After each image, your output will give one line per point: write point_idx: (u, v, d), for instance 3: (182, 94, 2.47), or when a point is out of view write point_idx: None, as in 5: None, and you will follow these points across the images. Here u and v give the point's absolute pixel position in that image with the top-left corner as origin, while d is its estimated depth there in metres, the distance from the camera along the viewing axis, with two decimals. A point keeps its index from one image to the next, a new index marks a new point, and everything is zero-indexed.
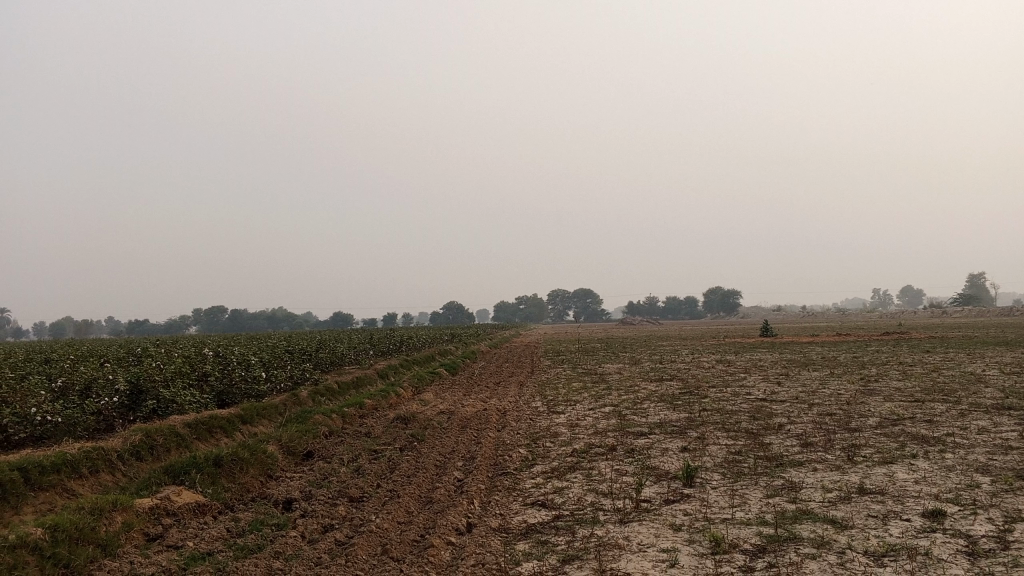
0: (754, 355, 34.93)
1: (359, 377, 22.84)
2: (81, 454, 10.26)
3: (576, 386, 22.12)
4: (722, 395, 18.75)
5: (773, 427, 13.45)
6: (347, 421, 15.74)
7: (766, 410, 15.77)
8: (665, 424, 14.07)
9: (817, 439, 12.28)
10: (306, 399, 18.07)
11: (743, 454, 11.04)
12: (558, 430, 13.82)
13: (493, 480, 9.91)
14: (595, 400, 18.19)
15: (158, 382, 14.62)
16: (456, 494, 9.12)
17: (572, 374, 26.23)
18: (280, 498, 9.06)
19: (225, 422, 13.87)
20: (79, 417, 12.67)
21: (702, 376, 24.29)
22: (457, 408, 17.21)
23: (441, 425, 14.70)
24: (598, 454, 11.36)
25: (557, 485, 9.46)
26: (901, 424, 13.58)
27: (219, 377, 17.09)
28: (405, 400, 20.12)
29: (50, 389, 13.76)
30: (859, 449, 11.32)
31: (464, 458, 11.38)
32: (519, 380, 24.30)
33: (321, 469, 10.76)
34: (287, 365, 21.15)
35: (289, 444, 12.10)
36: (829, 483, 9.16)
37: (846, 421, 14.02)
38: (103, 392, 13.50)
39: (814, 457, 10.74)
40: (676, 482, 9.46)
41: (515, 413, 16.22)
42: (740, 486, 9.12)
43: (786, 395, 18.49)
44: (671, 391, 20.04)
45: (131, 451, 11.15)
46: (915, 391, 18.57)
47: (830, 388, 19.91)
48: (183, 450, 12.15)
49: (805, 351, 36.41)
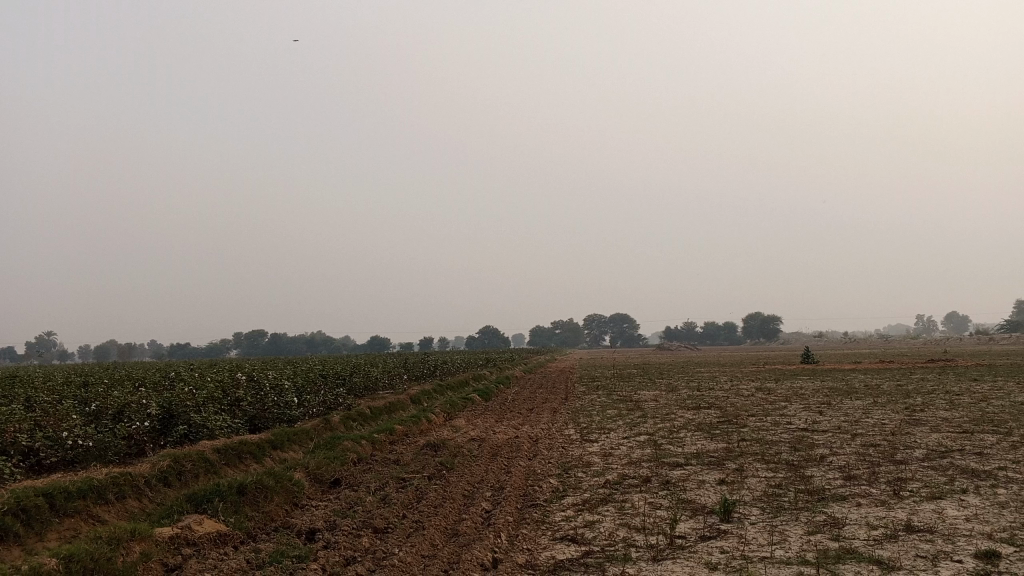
0: (794, 382, 34.14)
1: (393, 403, 22.71)
2: (108, 480, 10.17)
3: (611, 413, 21.76)
4: (762, 424, 18.24)
5: (814, 459, 12.99)
6: (378, 447, 15.56)
7: (808, 440, 15.27)
8: (702, 454, 13.67)
9: (861, 471, 11.80)
10: (338, 425, 17.95)
11: (784, 488, 10.62)
12: (590, 460, 13.50)
13: (521, 511, 9.62)
14: (629, 428, 17.80)
15: (190, 406, 14.57)
16: (483, 527, 8.85)
17: (608, 401, 25.81)
18: (303, 528, 8.87)
19: (255, 448, 13.78)
20: (111, 442, 12.63)
21: (741, 405, 23.76)
22: (489, 435, 16.94)
23: (472, 453, 14.44)
24: (631, 486, 11.02)
25: (588, 519, 9.14)
26: (949, 457, 13.02)
27: (251, 402, 17.02)
28: (436, 426, 19.90)
29: (83, 413, 13.75)
30: (905, 483, 10.82)
31: (493, 488, 11.11)
32: (553, 407, 23.99)
33: (346, 498, 10.56)
34: (320, 390, 21.08)
35: (316, 472, 11.94)
36: (874, 520, 8.73)
37: (892, 453, 13.49)
38: (135, 416, 13.47)
39: (858, 492, 10.28)
40: (713, 517, 9.09)
41: (547, 441, 15.91)
42: (780, 522, 8.72)
43: (828, 424, 17.95)
44: (708, 419, 19.58)
45: (159, 476, 11.06)
46: (964, 421, 17.91)
47: (874, 417, 19.31)
48: (211, 476, 12.03)
49: (847, 379, 35.58)
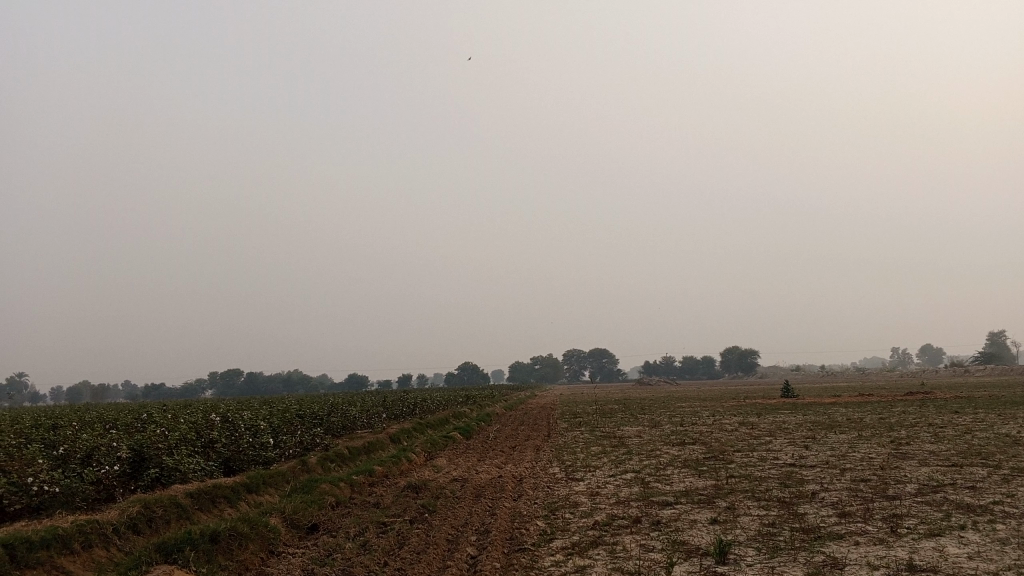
0: (776, 417, 33.84)
1: (371, 443, 22.20)
2: (74, 528, 9.68)
3: (594, 449, 21.39)
4: (748, 460, 17.94)
5: (805, 495, 12.71)
6: (357, 490, 15.09)
7: (797, 476, 15.00)
8: (691, 493, 13.36)
9: (854, 507, 11.55)
10: (315, 466, 17.45)
11: (778, 526, 10.32)
12: (577, 499, 13.13)
13: (509, 556, 9.24)
14: (614, 466, 17.43)
15: (162, 449, 14.05)
16: (469, 574, 8.45)
17: (591, 438, 25.41)
18: None
19: (229, 492, 13.29)
20: (79, 487, 12.09)
21: (725, 440, 23.49)
22: (471, 475, 16.54)
23: (454, 494, 14.03)
24: (621, 527, 10.66)
25: (579, 563, 8.78)
26: (942, 491, 12.79)
27: (226, 444, 16.49)
28: (416, 467, 19.41)
29: (50, 456, 13.21)
30: (901, 520, 10.55)
31: (479, 532, 10.69)
32: (535, 445, 23.58)
33: (325, 544, 10.11)
34: (297, 431, 20.56)
35: (292, 517, 11.48)
36: (875, 560, 8.43)
37: (884, 488, 13.25)
38: (104, 460, 12.96)
39: (855, 530, 9.99)
40: (708, 559, 8.76)
41: (531, 481, 15.54)
42: (779, 563, 8.40)
43: (815, 459, 17.68)
44: (694, 455, 19.27)
45: (128, 524, 10.56)
46: (951, 455, 17.73)
47: (860, 451, 19.09)
48: (183, 522, 11.53)
49: (829, 412, 35.53)
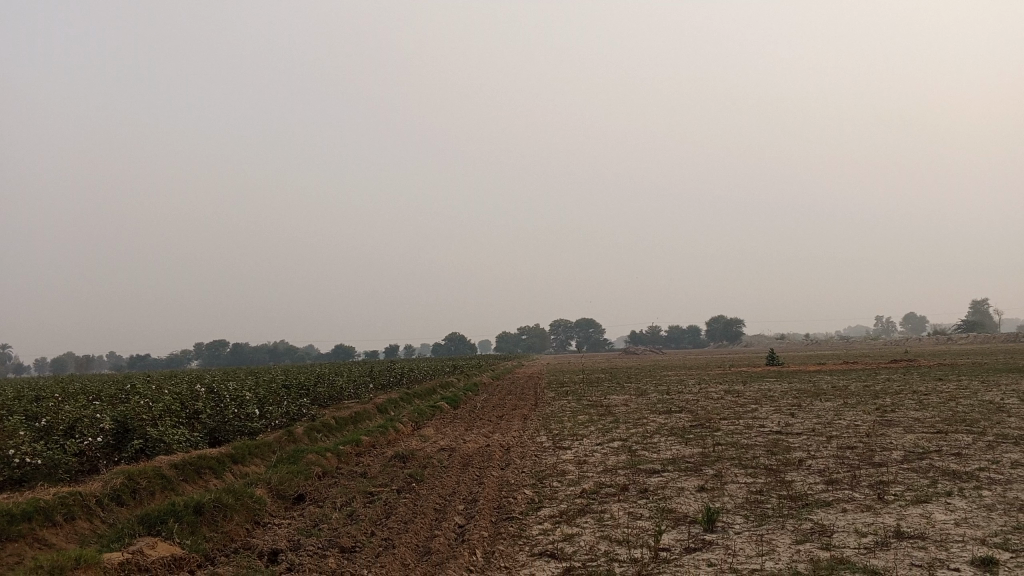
0: (762, 385, 33.96)
1: (358, 413, 22.12)
2: (56, 500, 9.54)
3: (581, 418, 21.40)
4: (735, 428, 17.96)
5: (793, 463, 12.72)
6: (343, 459, 15.02)
7: (783, 444, 15.02)
8: (678, 460, 13.34)
9: (841, 474, 11.56)
10: (301, 436, 17.37)
11: (765, 493, 10.32)
12: (565, 468, 13.11)
13: (497, 526, 9.18)
14: (602, 434, 17.42)
15: (146, 421, 13.90)
16: (456, 543, 8.38)
17: (578, 406, 25.44)
18: (264, 549, 8.34)
19: (215, 462, 13.20)
20: (62, 459, 11.94)
21: (712, 408, 23.55)
22: (458, 444, 16.49)
23: (441, 464, 13.99)
24: (609, 495, 10.64)
25: (567, 532, 8.73)
26: (928, 458, 12.82)
27: (211, 414, 16.36)
28: (404, 436, 19.36)
29: (32, 428, 13.02)
30: (888, 486, 10.57)
31: (466, 501, 10.64)
32: (522, 414, 23.55)
33: (311, 515, 10.03)
34: (283, 401, 20.45)
35: (278, 488, 11.39)
36: (863, 527, 8.42)
37: (870, 455, 13.28)
38: (87, 431, 12.80)
39: (842, 497, 9.99)
40: (696, 527, 8.71)
41: (519, 449, 15.51)
42: (767, 531, 8.38)
43: (801, 427, 17.71)
44: (681, 423, 19.30)
45: (111, 495, 10.44)
46: (936, 421, 17.80)
47: (846, 419, 19.17)
48: (168, 494, 11.42)
49: (814, 380, 35.77)
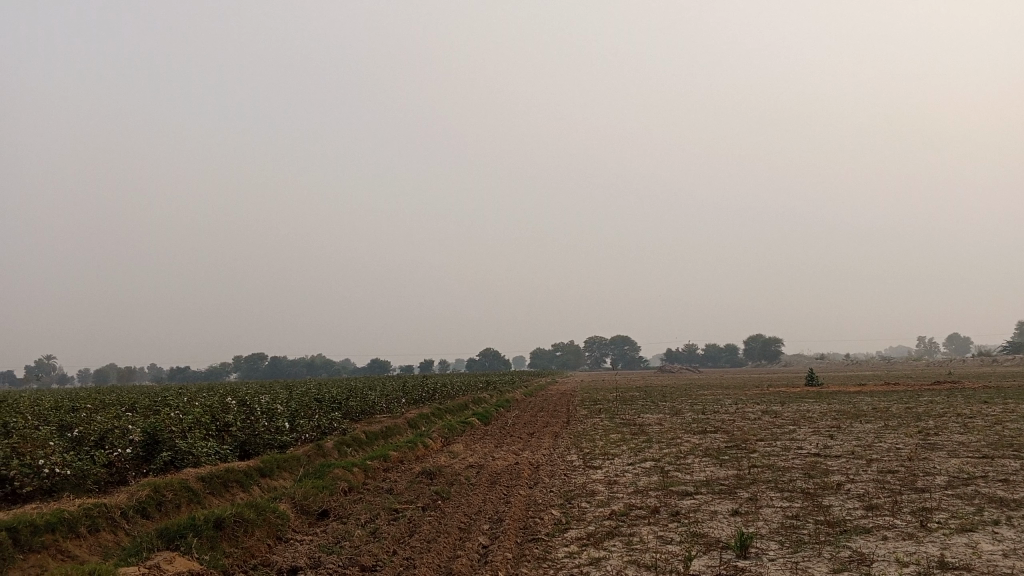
0: (801, 405, 33.27)
1: (389, 428, 22.00)
2: (81, 512, 9.49)
3: (614, 437, 21.06)
4: (771, 449, 17.53)
5: (830, 487, 12.31)
6: (371, 475, 14.88)
7: (821, 467, 14.59)
8: (712, 482, 12.99)
9: (881, 500, 11.13)
10: (331, 450, 17.29)
11: (801, 519, 9.95)
12: (594, 488, 12.83)
13: (521, 547, 8.94)
14: (634, 454, 17.10)
15: (176, 432, 13.87)
16: (479, 565, 8.16)
17: (611, 425, 25.09)
18: (284, 566, 8.19)
19: (242, 475, 13.13)
20: (91, 470, 11.93)
21: (749, 429, 23.03)
22: (487, 462, 16.28)
23: (469, 481, 13.79)
24: (638, 517, 10.34)
25: (593, 555, 8.46)
26: (973, 484, 12.34)
27: (241, 427, 16.34)
28: (433, 452, 19.19)
29: (63, 439, 13.07)
30: (931, 514, 10.14)
31: (491, 520, 10.43)
32: (554, 432, 23.25)
33: (334, 531, 9.86)
34: (315, 415, 20.40)
35: (303, 503, 11.26)
36: (904, 556, 8.04)
37: (912, 480, 12.81)
38: (116, 443, 12.82)
39: (883, 524, 9.59)
40: (728, 553, 8.39)
41: (548, 468, 15.26)
42: (802, 559, 8.03)
43: (840, 450, 17.22)
44: (715, 444, 18.88)
45: (137, 508, 10.38)
46: (981, 446, 17.21)
47: (887, 442, 18.61)
48: (194, 506, 11.35)
49: (854, 401, 34.95)
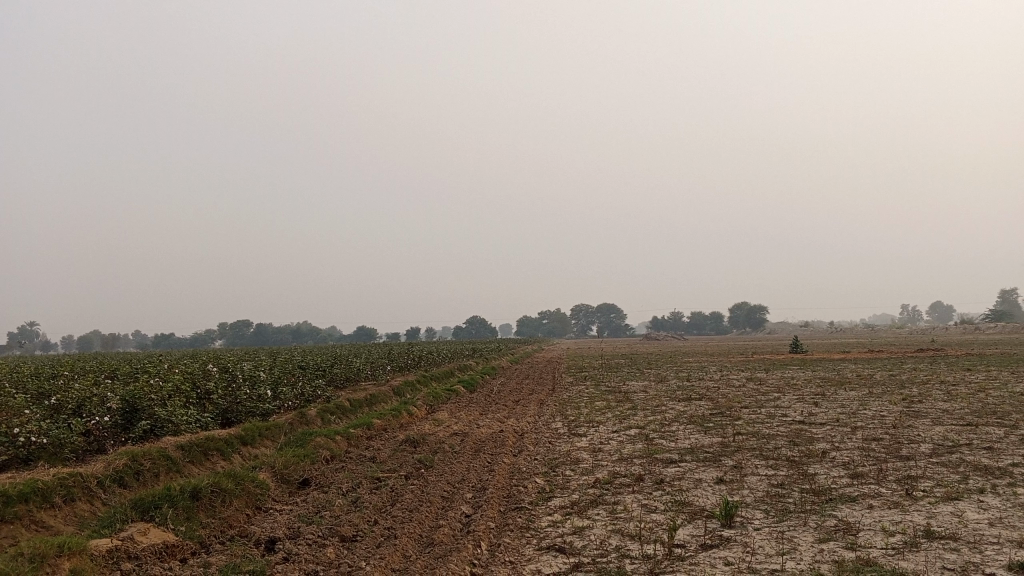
0: (786, 373, 33.36)
1: (373, 395, 21.86)
2: (56, 481, 9.29)
3: (599, 404, 21.00)
4: (757, 417, 17.51)
5: (816, 455, 12.24)
6: (354, 443, 14.75)
7: (806, 434, 14.55)
8: (697, 450, 12.91)
9: (867, 468, 11.07)
10: (314, 418, 17.12)
11: (787, 487, 9.87)
12: (579, 456, 12.75)
13: (504, 516, 8.81)
14: (619, 421, 17.03)
15: (155, 401, 13.64)
16: (461, 535, 8.02)
17: (597, 392, 25.06)
18: (261, 537, 8.03)
19: (223, 444, 12.95)
20: (68, 439, 11.69)
21: (733, 396, 23.09)
22: (472, 429, 16.17)
23: (453, 449, 13.68)
24: (623, 486, 10.24)
25: (577, 524, 8.34)
26: (958, 452, 12.30)
27: (223, 395, 16.13)
28: (417, 420, 19.07)
29: (40, 407, 12.81)
30: (917, 482, 10.09)
31: (475, 489, 10.30)
32: (539, 399, 23.18)
33: (314, 501, 9.72)
34: (298, 382, 20.22)
35: (283, 472, 11.11)
36: (890, 525, 7.96)
37: (897, 448, 12.77)
38: (94, 411, 12.59)
39: (868, 492, 9.53)
40: (713, 521, 8.31)
41: (533, 436, 15.17)
42: (788, 528, 7.95)
43: (825, 417, 17.23)
44: (700, 411, 18.86)
45: (114, 477, 10.19)
46: (965, 413, 17.24)
47: (871, 409, 18.65)
48: (173, 475, 11.18)
49: (838, 368, 35.15)
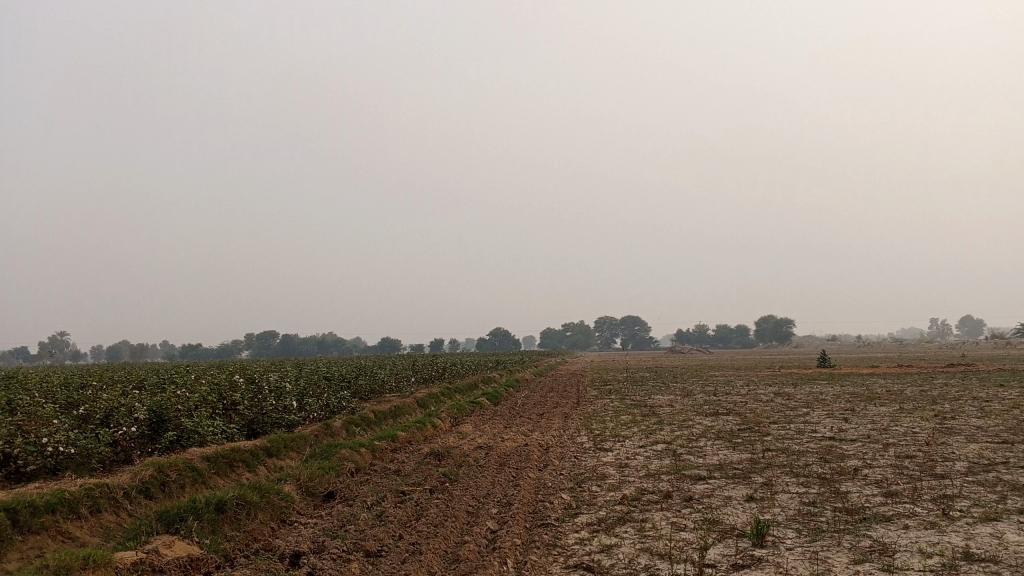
0: (814, 387, 32.93)
1: (398, 407, 21.82)
2: (82, 492, 9.30)
3: (625, 418, 20.80)
4: (785, 432, 17.25)
5: (848, 472, 11.99)
6: (378, 455, 14.69)
7: (837, 451, 14.29)
8: (726, 467, 12.71)
9: (901, 487, 10.82)
10: (339, 429, 17.10)
11: (819, 506, 9.67)
12: (605, 471, 12.60)
13: (531, 533, 8.69)
14: (645, 436, 16.84)
15: (181, 411, 13.68)
16: (487, 552, 7.91)
17: (622, 406, 24.85)
18: (286, 551, 7.97)
19: (248, 455, 12.94)
20: (95, 449, 11.73)
21: (761, 411, 22.80)
22: (497, 443, 16.07)
23: (478, 463, 13.58)
24: (651, 502, 10.09)
25: (605, 542, 8.20)
26: (995, 471, 12.01)
27: (249, 406, 16.15)
28: (442, 432, 18.99)
29: (69, 416, 12.88)
30: (953, 501, 9.84)
31: (500, 504, 10.19)
32: (564, 412, 23.03)
33: (339, 515, 9.66)
34: (324, 393, 20.22)
35: (308, 484, 11.07)
36: (927, 547, 7.74)
37: (931, 466, 12.49)
38: (121, 421, 12.64)
39: (903, 511, 9.30)
40: (744, 541, 8.13)
41: (559, 450, 15.03)
42: (821, 548, 7.76)
43: (856, 433, 16.93)
44: (728, 426, 18.60)
45: (140, 488, 10.19)
46: (1000, 431, 16.87)
47: (903, 425, 18.29)
48: (198, 487, 11.17)
49: (867, 383, 34.66)
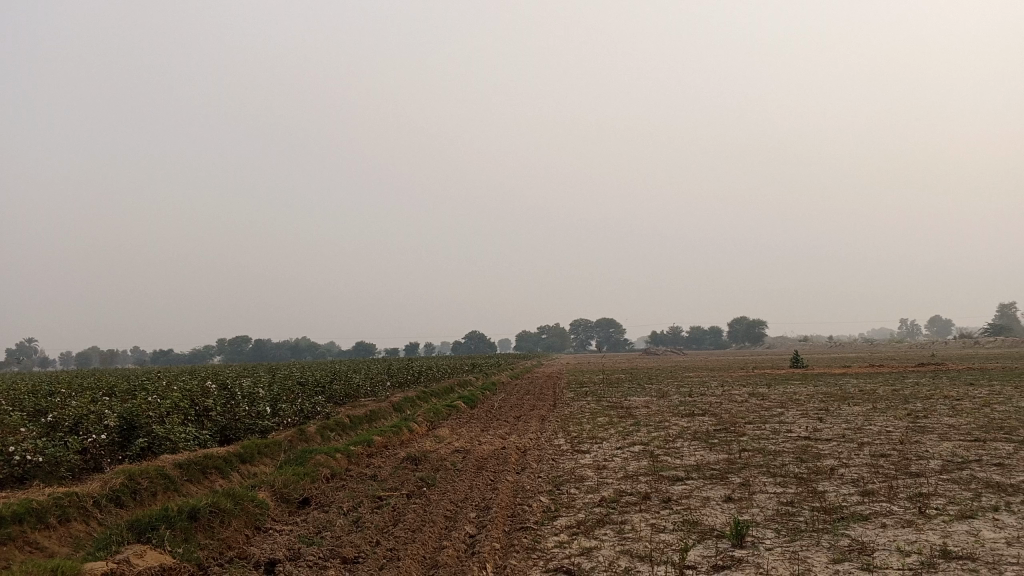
0: (787, 388, 33.14)
1: (373, 412, 21.63)
2: (50, 501, 9.09)
3: (601, 421, 20.78)
4: (761, 433, 17.31)
5: (824, 472, 12.04)
6: (354, 460, 14.55)
7: (813, 450, 14.35)
8: (703, 467, 12.71)
9: (877, 485, 10.88)
10: (313, 435, 16.91)
11: (797, 506, 9.68)
12: (583, 473, 12.54)
13: (510, 537, 8.62)
14: (622, 438, 16.83)
15: (153, 418, 13.43)
16: (466, 556, 7.82)
17: (598, 408, 24.85)
18: (261, 559, 7.83)
19: (222, 462, 12.75)
20: (64, 457, 11.48)
21: (737, 411, 22.87)
22: (474, 446, 15.97)
23: (456, 467, 13.48)
24: (630, 504, 10.05)
25: (585, 545, 8.15)
26: (968, 468, 12.12)
27: (221, 412, 15.92)
28: (417, 437, 18.85)
29: (37, 424, 12.61)
30: (928, 499, 9.90)
31: (478, 508, 10.10)
32: (540, 415, 22.97)
33: (315, 521, 9.52)
34: (298, 398, 20.00)
35: (283, 490, 10.92)
36: (906, 545, 7.77)
37: (905, 464, 12.58)
38: (91, 428, 12.39)
39: (880, 510, 9.34)
40: (724, 541, 8.11)
41: (536, 453, 14.96)
42: (801, 548, 7.75)
43: (830, 433, 17.03)
44: (704, 427, 18.64)
45: (110, 497, 9.98)
46: (971, 428, 17.05)
47: (877, 425, 18.45)
48: (171, 494, 10.98)
49: (840, 383, 34.94)
